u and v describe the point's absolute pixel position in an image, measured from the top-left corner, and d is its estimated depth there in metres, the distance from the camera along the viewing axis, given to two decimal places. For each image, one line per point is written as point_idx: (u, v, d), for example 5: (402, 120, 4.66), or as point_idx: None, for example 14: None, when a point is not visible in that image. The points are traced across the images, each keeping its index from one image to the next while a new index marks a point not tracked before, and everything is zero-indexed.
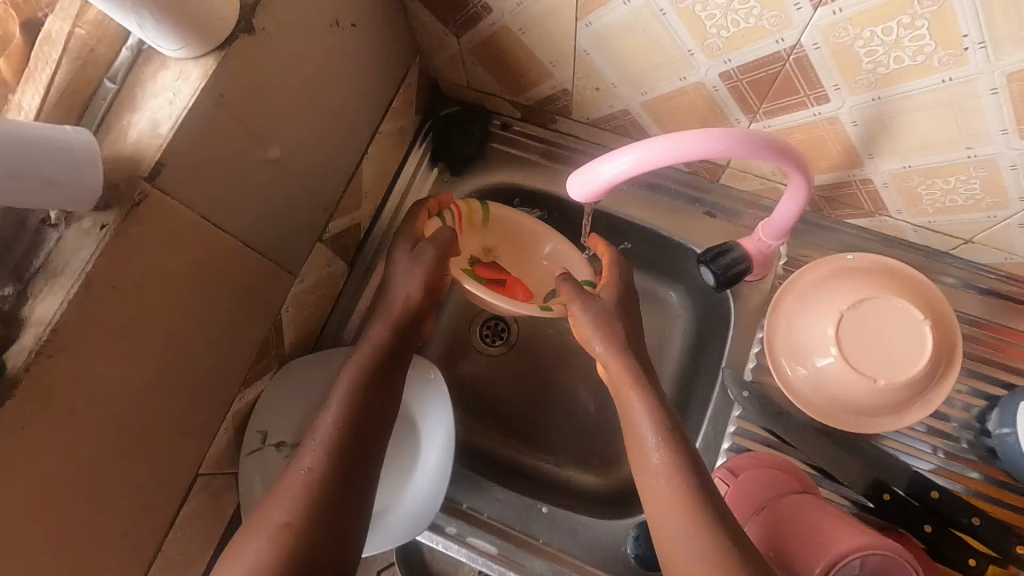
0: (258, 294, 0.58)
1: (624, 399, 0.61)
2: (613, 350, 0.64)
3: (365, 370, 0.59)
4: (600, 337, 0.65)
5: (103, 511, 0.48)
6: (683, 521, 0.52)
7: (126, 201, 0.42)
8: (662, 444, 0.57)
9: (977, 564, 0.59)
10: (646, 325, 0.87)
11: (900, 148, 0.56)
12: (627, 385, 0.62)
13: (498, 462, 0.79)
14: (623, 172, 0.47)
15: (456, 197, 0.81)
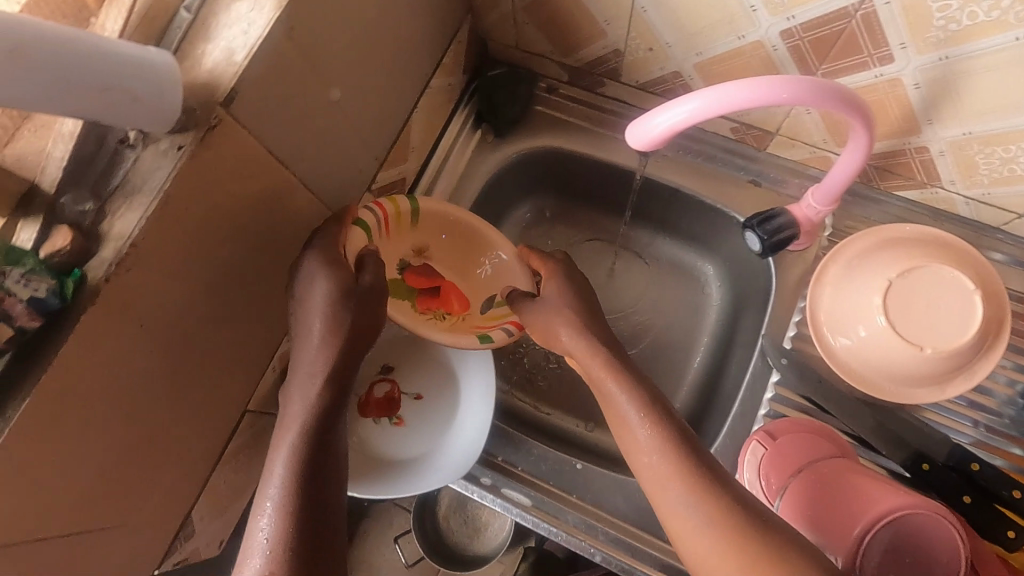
0: (309, 236, 0.59)
1: (599, 384, 0.59)
2: (582, 342, 0.61)
3: (303, 436, 0.51)
4: (565, 327, 0.62)
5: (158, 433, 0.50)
6: (682, 492, 0.51)
7: (202, 124, 0.43)
8: (644, 419, 0.56)
9: (1017, 536, 0.59)
10: (680, 297, 0.87)
11: (962, 112, 0.56)
12: (606, 379, 0.59)
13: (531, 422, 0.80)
14: (680, 121, 0.48)
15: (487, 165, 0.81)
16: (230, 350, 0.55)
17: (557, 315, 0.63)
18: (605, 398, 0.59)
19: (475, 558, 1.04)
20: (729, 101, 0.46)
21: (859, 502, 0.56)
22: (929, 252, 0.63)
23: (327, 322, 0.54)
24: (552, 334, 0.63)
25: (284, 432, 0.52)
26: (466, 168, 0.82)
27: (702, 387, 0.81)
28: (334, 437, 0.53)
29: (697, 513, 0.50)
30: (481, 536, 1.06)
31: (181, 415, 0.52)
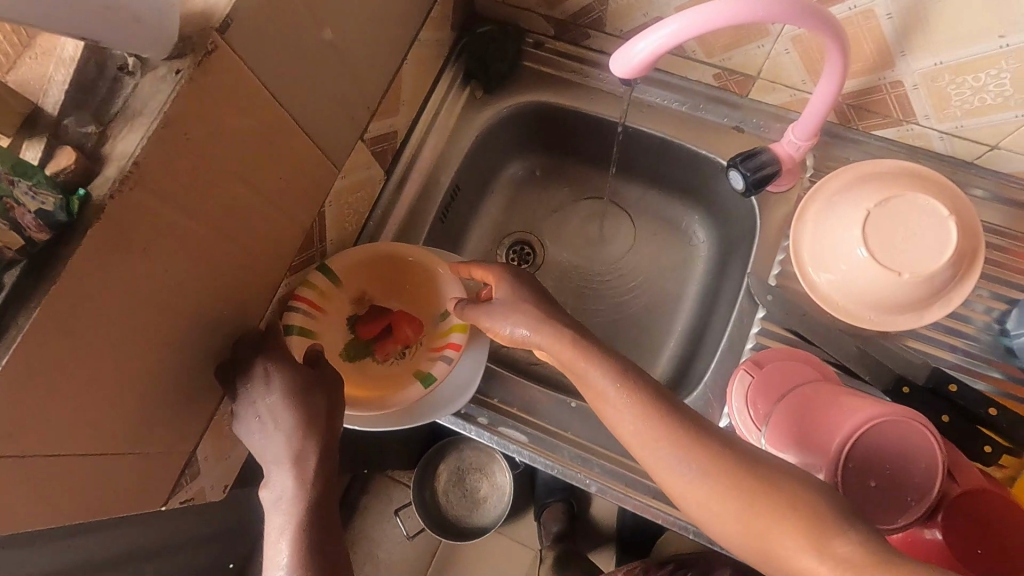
0: (305, 178, 0.61)
1: (576, 369, 0.54)
2: (543, 331, 0.56)
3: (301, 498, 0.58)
4: (524, 319, 0.57)
5: (164, 361, 0.52)
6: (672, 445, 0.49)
7: (199, 49, 0.44)
8: (619, 380, 0.52)
9: (993, 452, 0.62)
10: (669, 248, 0.89)
11: (932, 42, 0.58)
12: (579, 359, 0.54)
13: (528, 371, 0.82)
14: (660, 47, 0.51)
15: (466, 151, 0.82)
16: (229, 287, 0.57)
17: (513, 313, 0.58)
18: (580, 378, 0.54)
19: (474, 530, 1.10)
20: (707, 19, 0.50)
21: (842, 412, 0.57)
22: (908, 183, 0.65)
23: (298, 417, 0.59)
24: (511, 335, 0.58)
25: (284, 508, 0.58)
26: (457, 124, 0.84)
27: (692, 332, 0.83)
28: (327, 496, 0.59)
29: (684, 461, 0.49)
30: (480, 509, 1.11)
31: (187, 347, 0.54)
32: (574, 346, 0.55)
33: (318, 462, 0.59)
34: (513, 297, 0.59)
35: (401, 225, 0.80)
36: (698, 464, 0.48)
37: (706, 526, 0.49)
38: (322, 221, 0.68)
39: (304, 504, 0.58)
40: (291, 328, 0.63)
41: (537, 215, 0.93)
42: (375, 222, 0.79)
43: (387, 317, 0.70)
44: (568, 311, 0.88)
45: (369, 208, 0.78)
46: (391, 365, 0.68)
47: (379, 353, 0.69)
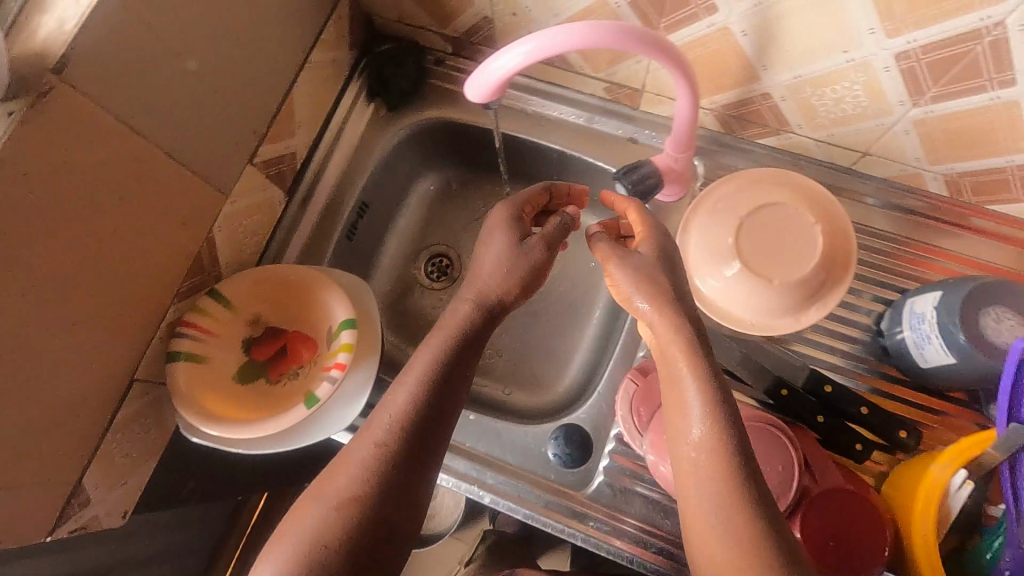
0: (184, 206, 0.61)
1: (669, 366, 0.52)
2: (658, 311, 0.53)
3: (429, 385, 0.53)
4: (641, 293, 0.54)
5: (31, 396, 0.52)
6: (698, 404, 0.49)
7: (33, 91, 0.46)
8: (693, 364, 0.50)
9: (863, 449, 0.64)
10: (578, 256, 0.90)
11: (787, 57, 0.60)
12: (680, 359, 0.51)
13: None
14: (512, 69, 0.52)
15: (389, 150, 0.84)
16: (106, 317, 0.57)
17: (637, 276, 0.55)
18: (669, 376, 0.52)
19: (426, 538, 1.11)
20: (552, 44, 0.50)
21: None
22: (789, 188, 0.67)
23: (427, 372, 0.53)
24: (636, 303, 0.55)
25: (388, 406, 0.53)
26: (362, 142, 0.84)
27: (599, 340, 0.85)
28: (451, 391, 0.54)
29: (701, 427, 0.49)
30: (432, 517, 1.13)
31: (58, 379, 0.54)
32: (670, 333, 0.52)
33: (411, 420, 0.52)
34: (653, 262, 0.56)
35: (306, 245, 0.81)
36: (705, 428, 0.49)
37: (681, 483, 0.50)
38: (213, 246, 0.68)
39: (431, 380, 0.53)
40: (178, 354, 0.64)
41: (452, 228, 0.94)
42: (279, 242, 0.80)
43: (281, 339, 0.70)
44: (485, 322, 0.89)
45: (270, 229, 0.78)
46: (282, 386, 0.68)
47: (272, 375, 0.69)
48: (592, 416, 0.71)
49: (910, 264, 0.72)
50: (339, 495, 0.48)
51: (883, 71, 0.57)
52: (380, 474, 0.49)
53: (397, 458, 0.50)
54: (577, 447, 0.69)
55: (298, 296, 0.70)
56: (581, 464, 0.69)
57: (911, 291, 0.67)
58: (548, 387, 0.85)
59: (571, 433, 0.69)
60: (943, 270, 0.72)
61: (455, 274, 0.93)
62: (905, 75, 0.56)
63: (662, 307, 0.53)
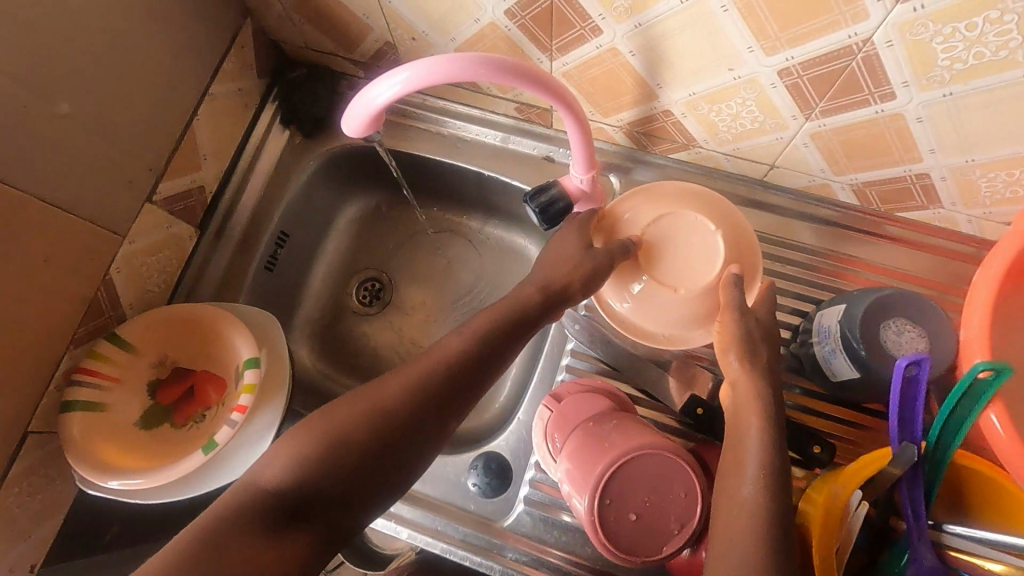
0: (70, 252, 0.60)
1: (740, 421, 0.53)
2: (747, 372, 0.55)
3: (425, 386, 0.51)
4: (738, 352, 0.56)
5: None
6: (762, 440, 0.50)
7: None
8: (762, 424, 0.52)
9: None
10: (506, 276, 0.89)
11: (679, 76, 0.59)
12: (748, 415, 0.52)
13: None
14: (386, 98, 0.50)
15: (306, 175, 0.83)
16: None
17: (739, 339, 0.56)
18: (734, 440, 0.53)
19: None
20: (423, 75, 0.48)
21: (627, 436, 0.57)
22: (673, 199, 0.64)
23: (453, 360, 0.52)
24: (731, 361, 0.56)
25: (399, 377, 0.51)
26: (279, 170, 0.83)
27: (529, 362, 0.82)
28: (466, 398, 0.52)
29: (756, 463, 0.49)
30: None
31: None
32: (749, 395, 0.54)
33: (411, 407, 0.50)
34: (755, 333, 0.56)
35: (223, 280, 0.79)
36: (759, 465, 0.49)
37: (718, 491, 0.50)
38: (112, 289, 0.66)
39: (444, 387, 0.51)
40: (74, 403, 0.62)
41: (381, 252, 0.93)
42: (191, 278, 0.78)
43: (190, 380, 0.70)
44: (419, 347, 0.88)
45: (181, 266, 0.76)
46: (189, 430, 0.68)
47: (179, 418, 0.68)
48: (511, 443, 0.71)
49: (826, 274, 0.73)
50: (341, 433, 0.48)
51: (770, 87, 0.56)
52: (389, 422, 0.49)
53: (405, 411, 0.50)
54: (497, 475, 0.68)
55: (204, 336, 0.70)
56: (501, 493, 0.68)
57: (824, 303, 0.67)
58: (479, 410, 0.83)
59: (490, 461, 0.69)
60: (858, 279, 0.72)
61: (386, 297, 0.91)
62: (791, 90, 0.55)
63: (753, 371, 0.55)
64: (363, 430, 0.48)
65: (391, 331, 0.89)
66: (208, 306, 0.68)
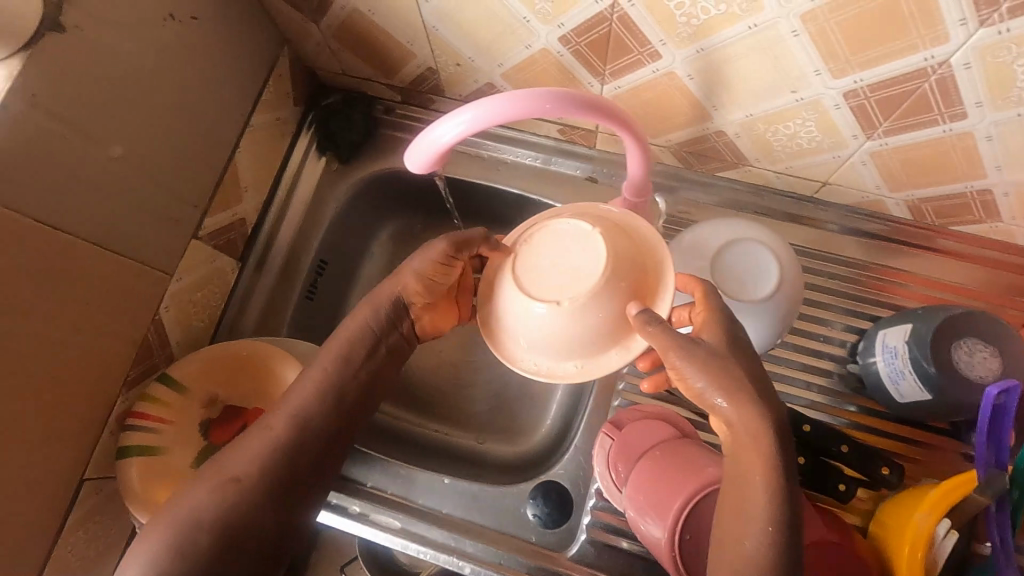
0: (123, 295, 0.58)
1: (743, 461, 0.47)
2: (736, 407, 0.48)
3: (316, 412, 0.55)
4: (709, 381, 0.49)
5: None
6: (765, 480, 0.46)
7: None
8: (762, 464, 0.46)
9: (847, 489, 0.62)
10: None
11: (737, 98, 0.58)
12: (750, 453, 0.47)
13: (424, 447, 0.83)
14: (454, 137, 0.49)
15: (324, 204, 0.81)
16: (42, 421, 0.53)
17: (711, 370, 0.49)
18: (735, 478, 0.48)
19: None
20: (491, 114, 0.47)
21: (697, 468, 0.57)
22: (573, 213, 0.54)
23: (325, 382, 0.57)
24: (700, 390, 0.50)
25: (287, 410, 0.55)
26: (315, 198, 0.82)
27: (575, 385, 0.81)
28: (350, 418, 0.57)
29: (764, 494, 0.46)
30: None
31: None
32: (752, 431, 0.47)
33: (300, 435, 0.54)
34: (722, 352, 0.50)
35: (265, 310, 0.79)
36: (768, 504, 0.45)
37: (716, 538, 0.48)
38: (161, 328, 0.65)
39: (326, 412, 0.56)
40: (129, 449, 0.61)
41: None
42: (234, 310, 0.77)
43: (240, 419, 0.69)
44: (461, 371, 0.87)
45: (224, 299, 0.75)
46: None
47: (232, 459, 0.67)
48: (568, 470, 0.70)
49: (881, 290, 0.72)
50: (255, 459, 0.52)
51: (833, 109, 0.55)
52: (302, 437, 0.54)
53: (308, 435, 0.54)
54: (557, 505, 0.67)
55: (255, 373, 0.69)
56: (562, 523, 0.67)
57: (883, 319, 0.66)
58: (525, 435, 0.82)
59: (549, 490, 0.68)
60: (910, 294, 0.71)
61: None
62: (856, 112, 0.55)
63: (744, 405, 0.48)
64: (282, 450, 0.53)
65: (430, 357, 0.88)
66: (263, 342, 0.69)
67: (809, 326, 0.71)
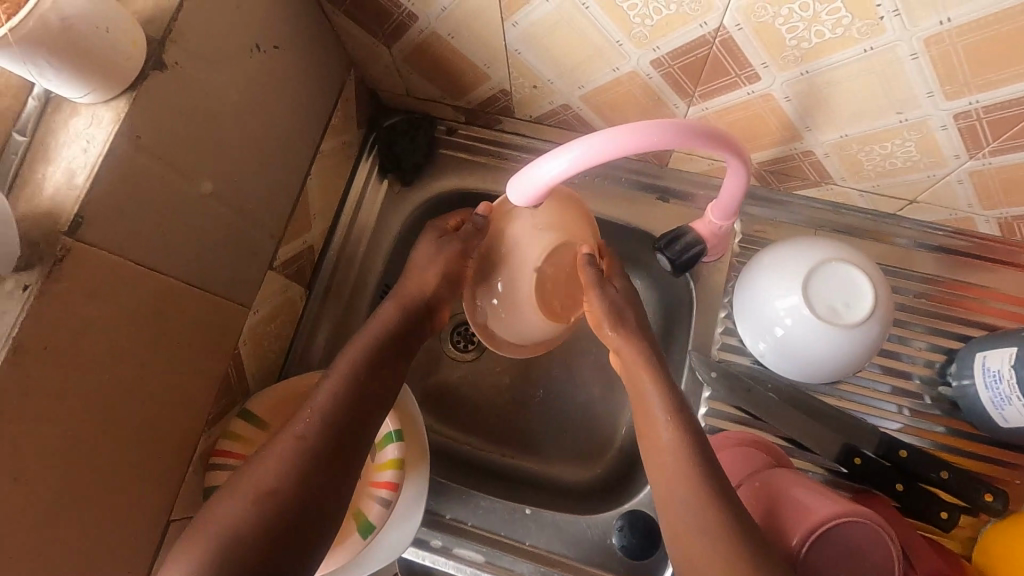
0: (210, 331, 0.57)
1: (635, 382, 0.62)
2: (625, 336, 0.64)
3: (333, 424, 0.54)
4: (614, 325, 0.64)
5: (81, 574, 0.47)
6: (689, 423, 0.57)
7: (47, 258, 0.41)
8: (673, 417, 0.58)
9: (949, 517, 0.62)
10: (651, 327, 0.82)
11: (835, 119, 0.57)
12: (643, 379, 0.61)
13: (492, 472, 0.81)
14: (562, 173, 0.48)
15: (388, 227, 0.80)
16: (141, 468, 0.52)
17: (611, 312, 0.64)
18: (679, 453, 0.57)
19: None
20: (607, 150, 0.45)
21: (797, 507, 0.53)
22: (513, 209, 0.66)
23: (349, 392, 0.57)
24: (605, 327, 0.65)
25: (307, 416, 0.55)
26: (378, 221, 0.80)
27: None
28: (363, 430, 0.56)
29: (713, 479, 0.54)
30: None
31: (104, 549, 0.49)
32: (635, 358, 0.63)
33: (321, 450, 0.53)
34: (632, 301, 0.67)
35: (332, 338, 0.77)
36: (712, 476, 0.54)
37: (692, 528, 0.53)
38: (240, 362, 0.64)
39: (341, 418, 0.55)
40: (214, 488, 0.59)
41: None
42: (302, 339, 0.76)
43: None
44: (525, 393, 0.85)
45: (292, 328, 0.74)
46: None
47: None
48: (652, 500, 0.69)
49: (966, 308, 0.70)
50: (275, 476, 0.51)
51: (939, 129, 0.54)
52: (313, 455, 0.52)
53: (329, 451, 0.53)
54: (643, 534, 0.66)
55: None
56: (651, 554, 0.66)
57: (976, 339, 0.65)
58: (597, 459, 0.81)
59: (635, 521, 0.67)
60: (997, 311, 0.69)
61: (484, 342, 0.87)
62: (964, 132, 0.53)
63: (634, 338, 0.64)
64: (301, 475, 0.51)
65: (492, 379, 0.86)
66: None
67: (895, 347, 0.69)
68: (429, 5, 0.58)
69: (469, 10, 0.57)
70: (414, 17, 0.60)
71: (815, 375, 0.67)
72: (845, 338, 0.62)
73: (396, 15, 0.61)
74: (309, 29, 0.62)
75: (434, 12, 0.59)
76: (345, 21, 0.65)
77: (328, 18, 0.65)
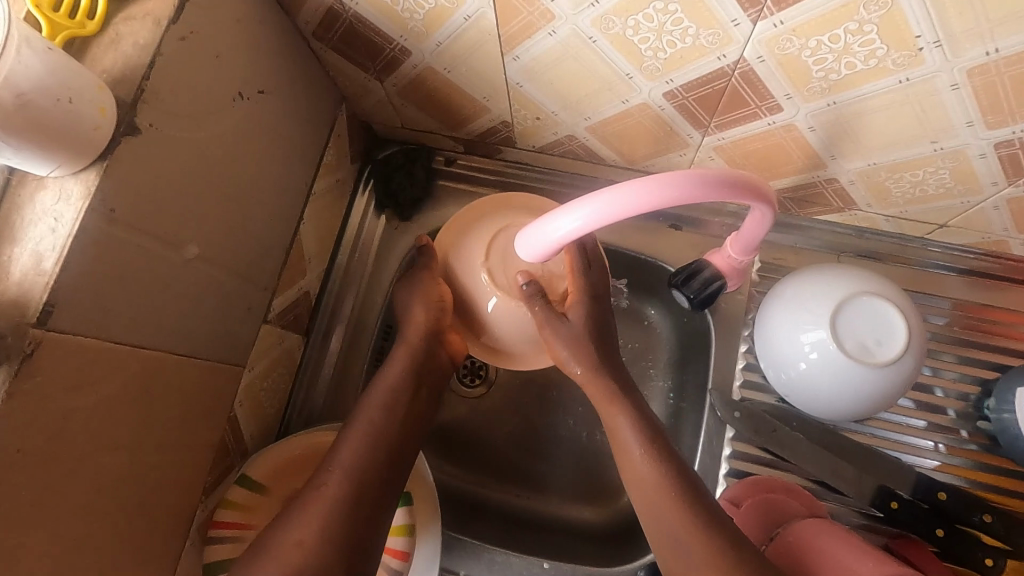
0: (203, 400, 0.53)
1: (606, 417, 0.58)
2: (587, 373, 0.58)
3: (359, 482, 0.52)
4: (574, 362, 0.58)
5: None
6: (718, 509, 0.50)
7: (16, 354, 0.37)
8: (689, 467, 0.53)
9: (995, 564, 0.59)
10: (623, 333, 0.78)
11: (863, 148, 0.53)
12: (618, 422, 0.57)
13: (508, 515, 0.77)
14: (574, 231, 0.45)
15: (387, 264, 0.76)
16: (134, 556, 0.48)
17: (576, 347, 0.57)
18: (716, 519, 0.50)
19: None
20: (619, 209, 0.42)
21: (835, 567, 0.49)
22: (455, 229, 0.61)
23: (371, 448, 0.55)
24: (565, 360, 0.58)
25: (333, 472, 0.52)
26: (377, 259, 0.76)
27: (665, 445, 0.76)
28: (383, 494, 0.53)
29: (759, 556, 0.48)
30: None
31: None
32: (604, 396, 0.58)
33: (349, 510, 0.51)
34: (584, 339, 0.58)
35: (332, 385, 0.73)
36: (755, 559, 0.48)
37: None
38: (236, 424, 0.60)
39: (366, 476, 0.53)
40: (214, 564, 0.56)
41: None
42: (301, 389, 0.72)
43: None
44: (537, 430, 0.81)
45: (291, 379, 0.70)
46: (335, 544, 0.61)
47: None
48: None
49: (999, 334, 0.66)
50: (298, 544, 0.48)
51: (977, 158, 0.50)
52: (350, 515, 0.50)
53: (358, 513, 0.51)
54: None
55: None
56: None
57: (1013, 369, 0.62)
58: (614, 497, 0.78)
59: None
60: None
61: (491, 376, 0.82)
62: (1004, 160, 0.49)
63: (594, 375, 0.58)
64: (331, 547, 0.48)
65: (502, 417, 0.81)
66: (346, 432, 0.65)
67: (928, 380, 0.66)
68: (423, 41, 0.54)
69: (465, 44, 0.53)
70: (408, 52, 0.56)
71: (843, 415, 0.63)
72: (876, 377, 0.59)
73: (387, 51, 0.57)
74: (295, 67, 0.58)
75: (429, 48, 0.55)
76: (333, 56, 0.61)
77: (314, 53, 0.61)
